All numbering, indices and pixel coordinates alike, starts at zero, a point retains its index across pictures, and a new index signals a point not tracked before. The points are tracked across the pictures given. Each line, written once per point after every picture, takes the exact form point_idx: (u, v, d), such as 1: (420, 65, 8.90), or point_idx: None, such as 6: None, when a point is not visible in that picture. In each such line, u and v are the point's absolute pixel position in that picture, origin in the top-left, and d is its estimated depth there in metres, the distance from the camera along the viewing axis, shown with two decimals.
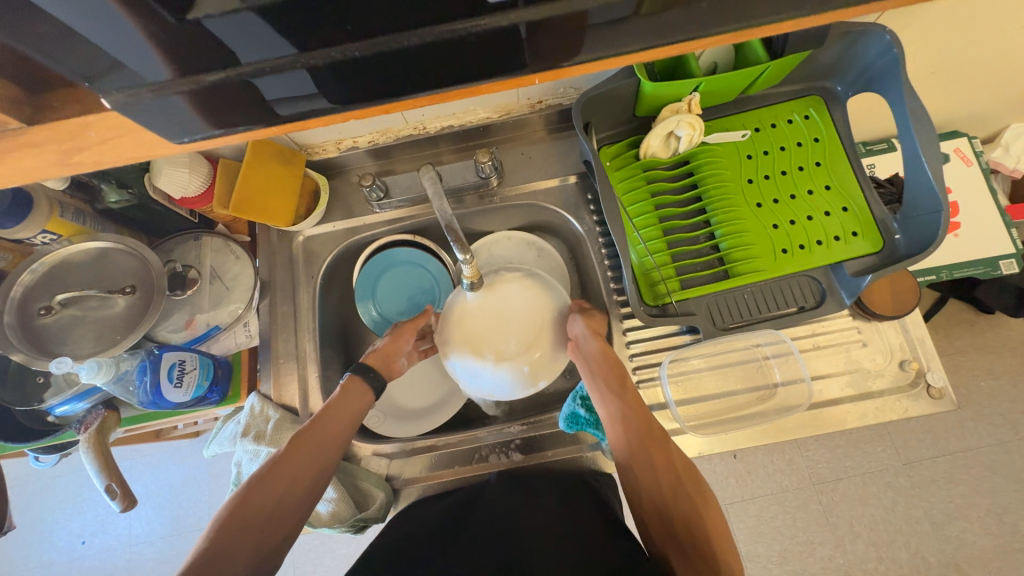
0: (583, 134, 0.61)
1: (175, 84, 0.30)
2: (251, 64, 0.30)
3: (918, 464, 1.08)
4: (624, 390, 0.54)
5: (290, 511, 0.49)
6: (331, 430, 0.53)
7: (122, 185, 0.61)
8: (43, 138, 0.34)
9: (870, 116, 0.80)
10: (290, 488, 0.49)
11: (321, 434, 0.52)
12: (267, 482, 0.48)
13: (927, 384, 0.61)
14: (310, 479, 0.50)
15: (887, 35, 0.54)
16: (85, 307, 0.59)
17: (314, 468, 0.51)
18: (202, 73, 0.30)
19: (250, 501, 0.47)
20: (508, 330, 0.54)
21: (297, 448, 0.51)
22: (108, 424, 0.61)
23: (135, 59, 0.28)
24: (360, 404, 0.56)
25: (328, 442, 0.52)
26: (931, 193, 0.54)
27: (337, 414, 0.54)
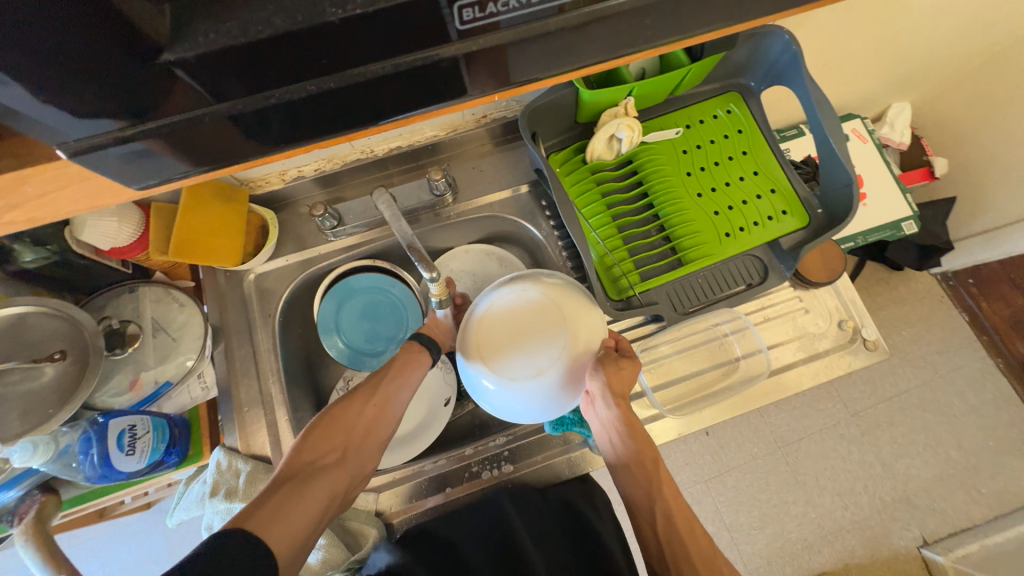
0: (532, 144, 0.63)
1: (127, 133, 0.28)
2: (212, 107, 0.28)
3: (863, 413, 1.19)
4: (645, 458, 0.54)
5: (361, 447, 0.54)
6: (400, 381, 0.57)
7: (39, 242, 0.54)
8: None
9: (780, 106, 0.89)
10: (363, 428, 0.54)
11: (391, 386, 0.56)
12: (346, 417, 0.53)
13: (863, 338, 0.68)
14: (379, 423, 0.55)
15: (786, 34, 0.60)
16: (4, 383, 0.52)
17: (383, 413, 0.55)
18: (156, 119, 0.28)
19: (331, 435, 0.52)
20: (525, 347, 0.54)
21: (371, 395, 0.55)
22: (48, 511, 0.55)
23: (77, 114, 0.26)
24: (422, 369, 0.59)
25: (395, 393, 0.56)
26: (841, 170, 0.61)
27: (406, 375, 0.57)
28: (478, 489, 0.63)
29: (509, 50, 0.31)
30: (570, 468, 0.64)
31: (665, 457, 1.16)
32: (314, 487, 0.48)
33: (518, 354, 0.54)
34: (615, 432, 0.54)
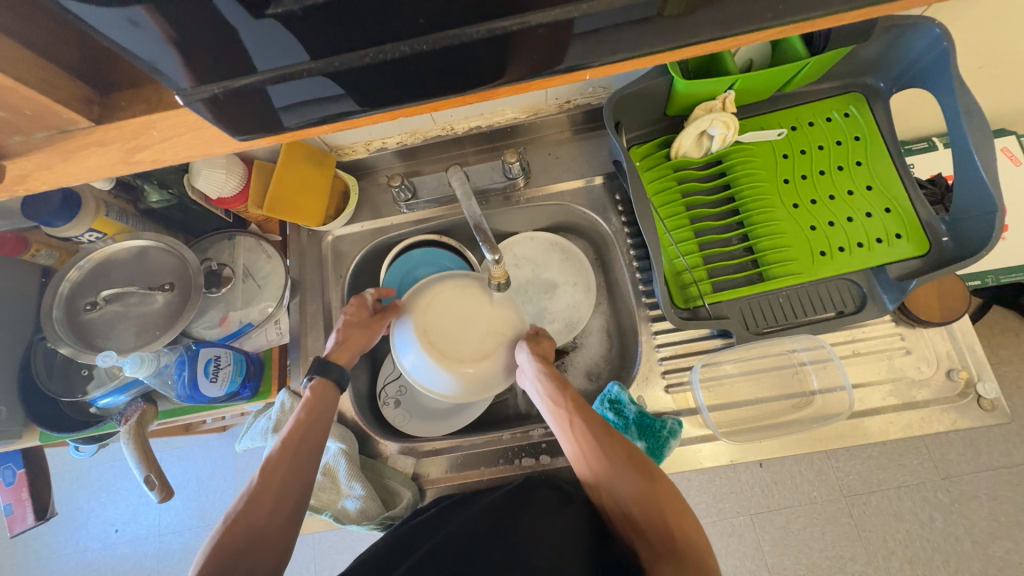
0: (615, 133, 0.60)
1: (193, 93, 0.29)
2: (268, 72, 0.29)
3: (957, 479, 1.03)
4: (564, 395, 0.55)
5: (275, 537, 0.48)
6: (306, 446, 0.53)
7: (163, 185, 0.63)
8: (111, 138, 0.34)
9: (911, 113, 0.77)
10: (275, 513, 0.48)
11: (300, 448, 0.53)
12: (250, 509, 0.47)
13: (978, 395, 0.58)
14: (295, 499, 0.50)
15: (936, 28, 0.51)
16: (127, 303, 0.61)
17: (297, 486, 0.51)
18: (221, 80, 0.28)
19: (232, 532, 0.46)
20: (450, 334, 0.56)
21: (276, 469, 0.50)
22: (147, 417, 0.62)
23: (159, 68, 0.27)
24: (328, 413, 0.57)
25: (306, 457, 0.53)
26: (982, 193, 0.52)
27: (312, 428, 0.55)
28: (511, 474, 0.63)
29: (595, 25, 0.29)
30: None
31: (710, 480, 1.10)
32: (251, 559, 0.45)
33: (444, 337, 0.56)
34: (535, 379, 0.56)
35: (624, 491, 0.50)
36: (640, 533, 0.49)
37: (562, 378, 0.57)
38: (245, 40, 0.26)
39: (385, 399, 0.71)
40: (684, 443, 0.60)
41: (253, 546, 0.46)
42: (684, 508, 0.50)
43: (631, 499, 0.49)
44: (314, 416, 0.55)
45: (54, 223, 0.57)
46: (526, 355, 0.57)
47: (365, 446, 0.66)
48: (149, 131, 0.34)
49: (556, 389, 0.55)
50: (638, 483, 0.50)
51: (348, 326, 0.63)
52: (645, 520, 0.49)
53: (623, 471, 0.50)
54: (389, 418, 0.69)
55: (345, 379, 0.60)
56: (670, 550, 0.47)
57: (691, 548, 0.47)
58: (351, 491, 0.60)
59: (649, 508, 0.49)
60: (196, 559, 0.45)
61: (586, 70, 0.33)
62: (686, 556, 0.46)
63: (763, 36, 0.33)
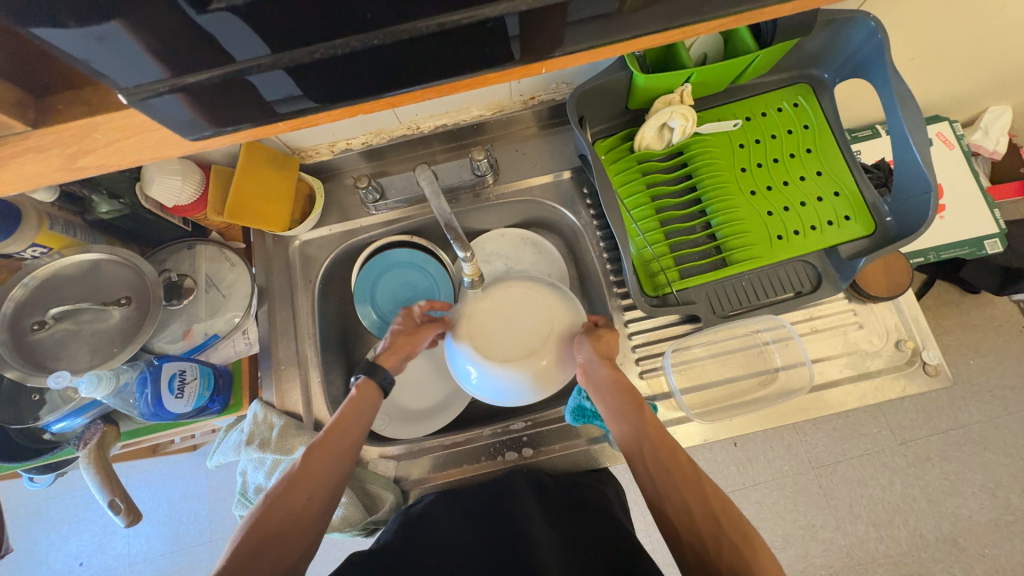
0: (579, 128, 0.61)
1: (170, 83, 0.27)
2: (248, 61, 0.28)
3: (912, 443, 1.10)
4: (638, 413, 0.52)
5: (306, 526, 0.48)
6: (346, 441, 0.53)
7: (114, 195, 0.59)
8: (50, 143, 0.32)
9: (855, 102, 0.82)
10: (311, 501, 0.49)
11: (340, 443, 0.52)
12: (286, 496, 0.48)
13: (923, 362, 0.62)
14: (329, 490, 0.50)
15: (871, 21, 0.55)
16: (79, 321, 0.58)
17: (333, 478, 0.51)
18: (200, 71, 0.27)
19: (265, 519, 0.46)
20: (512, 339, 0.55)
21: (314, 461, 0.50)
22: (107, 440, 0.60)
23: (100, 66, 0.26)
24: (369, 412, 0.56)
25: (343, 453, 0.52)
26: (919, 175, 0.56)
27: (352, 424, 0.54)
28: (494, 469, 0.63)
29: (548, 18, 0.29)
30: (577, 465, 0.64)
31: None
32: (279, 548, 0.46)
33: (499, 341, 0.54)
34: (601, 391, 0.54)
35: (685, 502, 0.46)
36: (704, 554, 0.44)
37: (637, 395, 0.54)
38: (186, 35, 0.25)
39: None
40: None
41: (283, 534, 0.46)
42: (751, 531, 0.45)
43: (710, 542, 0.44)
44: (358, 414, 0.55)
45: None
46: (589, 350, 0.55)
47: None
48: (92, 134, 0.32)
49: (621, 396, 0.53)
50: (700, 492, 0.47)
51: (396, 331, 0.62)
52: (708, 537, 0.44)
53: (686, 478, 0.47)
54: None
55: (390, 384, 0.59)
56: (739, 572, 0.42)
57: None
58: None
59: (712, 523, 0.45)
60: (230, 539, 0.46)
61: (542, 63, 0.34)
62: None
63: (712, 26, 0.34)
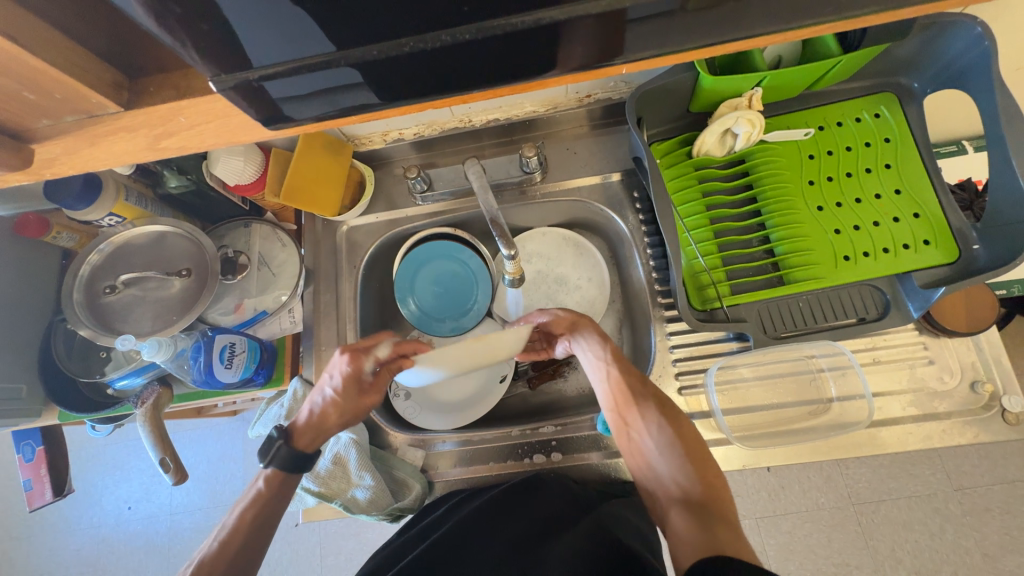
0: (637, 129, 0.59)
1: (218, 80, 0.28)
2: (276, 66, 0.28)
3: (970, 491, 1.01)
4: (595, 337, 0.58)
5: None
6: (243, 555, 0.48)
7: (182, 172, 0.63)
8: (136, 123, 0.33)
9: (943, 116, 0.75)
10: None
11: (239, 550, 0.48)
12: None
13: (1003, 408, 0.56)
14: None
15: (978, 27, 0.49)
16: (145, 288, 0.62)
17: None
18: (244, 70, 0.28)
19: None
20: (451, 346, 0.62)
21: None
22: (162, 401, 0.63)
23: (197, 49, 0.26)
24: (273, 507, 0.51)
25: (241, 569, 0.47)
26: (1019, 200, 0.50)
27: (251, 531, 0.49)
28: (520, 471, 0.63)
29: (637, 15, 0.28)
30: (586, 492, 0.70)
31: None
32: None
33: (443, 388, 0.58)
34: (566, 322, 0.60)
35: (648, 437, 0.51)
36: (664, 484, 0.49)
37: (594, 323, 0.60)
38: (277, 27, 0.26)
39: (396, 390, 0.69)
40: None
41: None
42: (710, 461, 0.49)
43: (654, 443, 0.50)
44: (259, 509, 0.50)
45: (76, 207, 0.58)
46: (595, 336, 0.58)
47: (375, 437, 0.66)
48: (175, 117, 0.33)
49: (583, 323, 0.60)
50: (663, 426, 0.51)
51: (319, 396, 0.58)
52: (668, 469, 0.49)
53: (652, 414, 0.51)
54: (400, 410, 0.69)
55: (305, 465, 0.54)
56: (693, 499, 0.45)
57: (719, 500, 0.45)
58: (361, 481, 0.59)
59: (674, 455, 0.49)
60: None
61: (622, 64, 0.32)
62: (708, 503, 0.44)
63: (812, 32, 0.31)
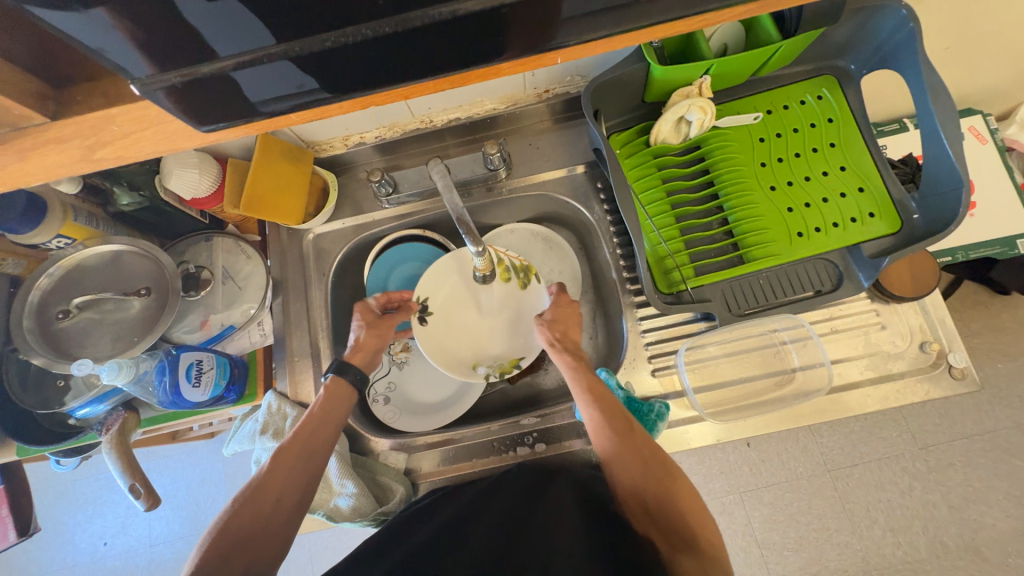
0: (594, 122, 0.60)
1: (155, 82, 0.27)
2: (230, 58, 0.27)
3: (934, 448, 1.08)
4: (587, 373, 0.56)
5: (279, 529, 0.49)
6: (314, 442, 0.53)
7: (134, 188, 0.61)
8: (68, 135, 0.32)
9: (883, 95, 0.79)
10: (276, 507, 0.49)
11: (307, 444, 0.53)
12: (254, 499, 0.49)
13: (949, 364, 0.60)
14: (298, 492, 0.51)
15: (903, 9, 0.53)
16: (102, 310, 0.60)
17: (301, 480, 0.51)
18: (181, 68, 0.27)
19: (236, 523, 0.47)
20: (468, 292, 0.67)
21: (281, 466, 0.51)
22: (128, 426, 0.61)
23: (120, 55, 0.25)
24: (332, 419, 0.55)
25: (312, 452, 0.53)
26: (948, 170, 0.54)
27: (320, 424, 0.54)
28: (503, 464, 0.63)
29: (562, 13, 0.29)
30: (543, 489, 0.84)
31: (699, 463, 1.13)
32: (247, 551, 0.47)
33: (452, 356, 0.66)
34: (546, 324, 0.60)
35: (640, 485, 0.50)
36: (661, 532, 0.49)
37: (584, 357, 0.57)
38: (198, 25, 0.25)
39: (375, 396, 0.70)
40: (671, 425, 0.61)
41: (252, 539, 0.47)
42: (705, 511, 0.50)
43: (654, 499, 0.49)
44: (324, 414, 0.55)
45: (20, 230, 0.55)
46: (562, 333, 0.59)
47: (355, 444, 0.65)
48: (107, 126, 0.32)
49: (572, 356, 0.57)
50: (655, 475, 0.49)
51: (360, 327, 0.62)
52: (662, 514, 0.48)
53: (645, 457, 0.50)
54: (379, 415, 0.69)
55: (362, 381, 0.59)
56: (690, 545, 0.47)
57: (711, 548, 0.47)
58: (344, 488, 0.58)
59: (668, 504, 0.48)
60: (199, 543, 0.47)
61: (557, 52, 0.33)
62: (704, 549, 0.47)
63: (733, 14, 0.33)
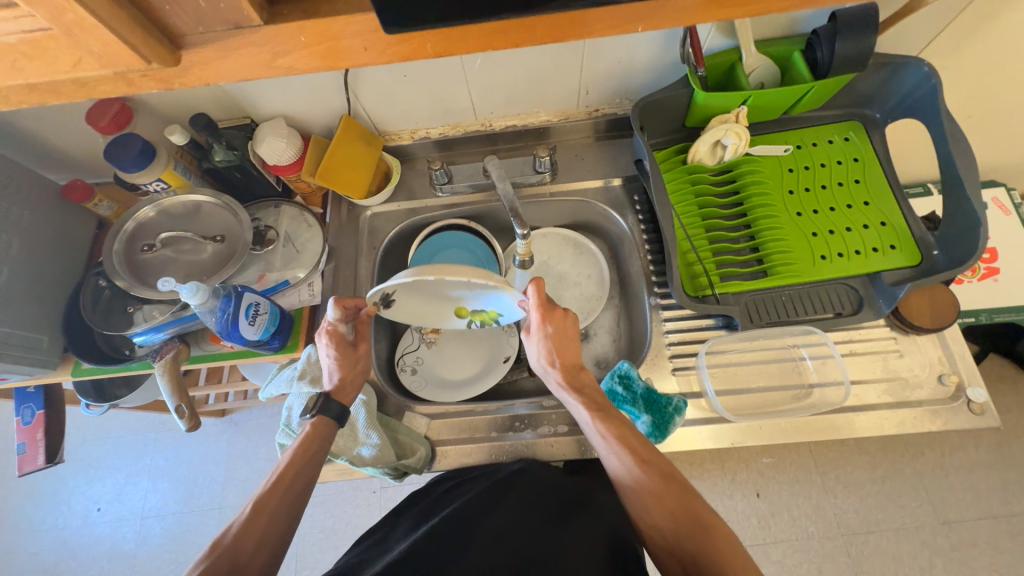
0: (640, 135, 0.67)
1: None
2: None
3: (956, 524, 1.04)
4: (596, 409, 0.54)
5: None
6: (296, 484, 0.51)
7: (230, 147, 0.69)
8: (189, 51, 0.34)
9: (908, 155, 0.85)
10: (255, 555, 0.46)
11: (291, 486, 0.51)
12: (234, 549, 0.45)
13: (968, 399, 0.61)
14: (277, 543, 0.48)
15: (924, 66, 0.60)
16: (179, 249, 0.67)
17: (283, 523, 0.49)
18: None
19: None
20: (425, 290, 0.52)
21: (265, 505, 0.49)
22: (179, 357, 0.66)
23: None
24: (315, 460, 0.54)
25: (295, 495, 0.51)
26: (965, 208, 0.58)
27: (306, 462, 0.53)
28: (520, 442, 0.65)
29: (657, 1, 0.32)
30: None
31: None
32: None
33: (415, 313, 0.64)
34: (545, 354, 0.57)
35: (677, 544, 0.45)
36: None
37: (592, 392, 0.56)
38: None
39: (403, 365, 0.74)
40: (686, 423, 0.63)
41: None
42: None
43: (695, 562, 0.44)
44: (309, 452, 0.54)
45: (129, 169, 0.64)
46: (562, 371, 0.56)
47: (382, 404, 0.68)
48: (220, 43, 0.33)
49: (580, 392, 0.56)
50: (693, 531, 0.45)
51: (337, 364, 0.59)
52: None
53: (644, 489, 0.48)
54: (406, 383, 0.73)
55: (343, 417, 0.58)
56: None
57: None
58: (368, 439, 0.61)
59: (717, 562, 0.43)
60: None
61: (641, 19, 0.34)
62: None
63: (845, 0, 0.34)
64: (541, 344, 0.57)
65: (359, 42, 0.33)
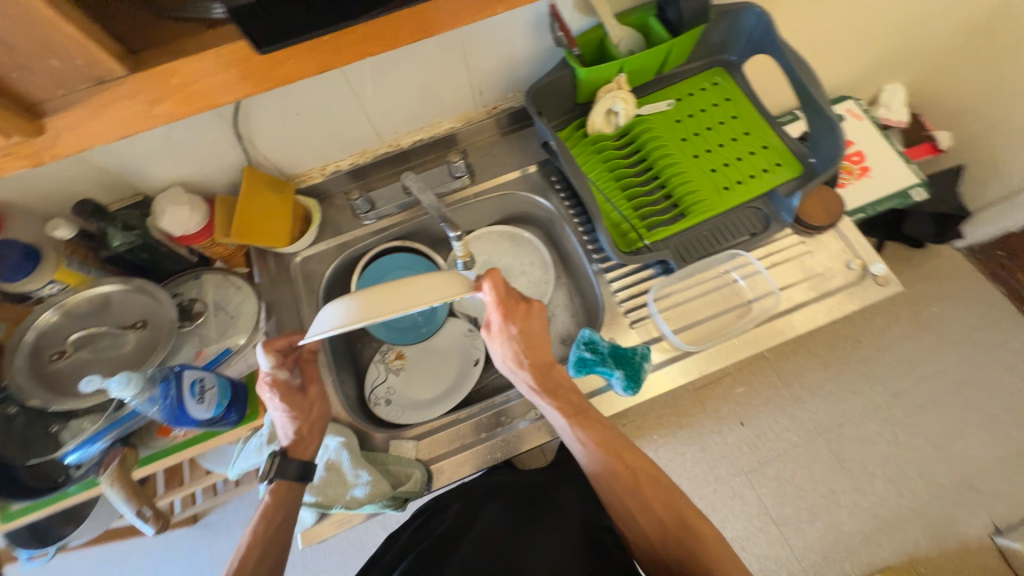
0: (539, 120, 0.71)
1: None
2: None
3: (905, 394, 1.17)
4: (568, 403, 0.58)
5: None
6: (268, 543, 0.56)
7: (128, 228, 0.64)
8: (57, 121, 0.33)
9: (771, 88, 0.97)
10: None
11: (260, 545, 0.56)
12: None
13: (873, 275, 0.70)
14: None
15: (755, 8, 0.69)
16: (96, 348, 0.61)
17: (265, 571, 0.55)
18: None
19: None
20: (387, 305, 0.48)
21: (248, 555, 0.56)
22: (128, 461, 0.63)
23: None
24: (283, 518, 0.58)
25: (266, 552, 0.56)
26: (822, 118, 0.67)
27: (272, 522, 0.57)
28: (511, 434, 0.65)
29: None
30: (546, 461, 1.05)
31: (700, 449, 1.17)
32: None
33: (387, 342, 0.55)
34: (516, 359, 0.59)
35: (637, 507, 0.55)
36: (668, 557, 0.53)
37: (562, 388, 0.59)
38: None
39: (375, 399, 0.72)
40: (655, 367, 0.67)
41: None
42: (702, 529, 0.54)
43: (654, 525, 0.54)
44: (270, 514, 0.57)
45: (14, 278, 0.58)
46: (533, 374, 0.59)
47: (364, 442, 0.65)
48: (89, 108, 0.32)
49: (553, 390, 0.59)
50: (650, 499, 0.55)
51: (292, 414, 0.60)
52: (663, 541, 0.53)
53: (610, 470, 0.56)
54: (383, 416, 0.71)
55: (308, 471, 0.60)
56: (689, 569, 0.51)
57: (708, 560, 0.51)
58: (359, 478, 0.60)
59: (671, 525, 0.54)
60: None
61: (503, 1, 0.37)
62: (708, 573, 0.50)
63: None
64: (510, 345, 0.59)
65: (235, 74, 0.33)
